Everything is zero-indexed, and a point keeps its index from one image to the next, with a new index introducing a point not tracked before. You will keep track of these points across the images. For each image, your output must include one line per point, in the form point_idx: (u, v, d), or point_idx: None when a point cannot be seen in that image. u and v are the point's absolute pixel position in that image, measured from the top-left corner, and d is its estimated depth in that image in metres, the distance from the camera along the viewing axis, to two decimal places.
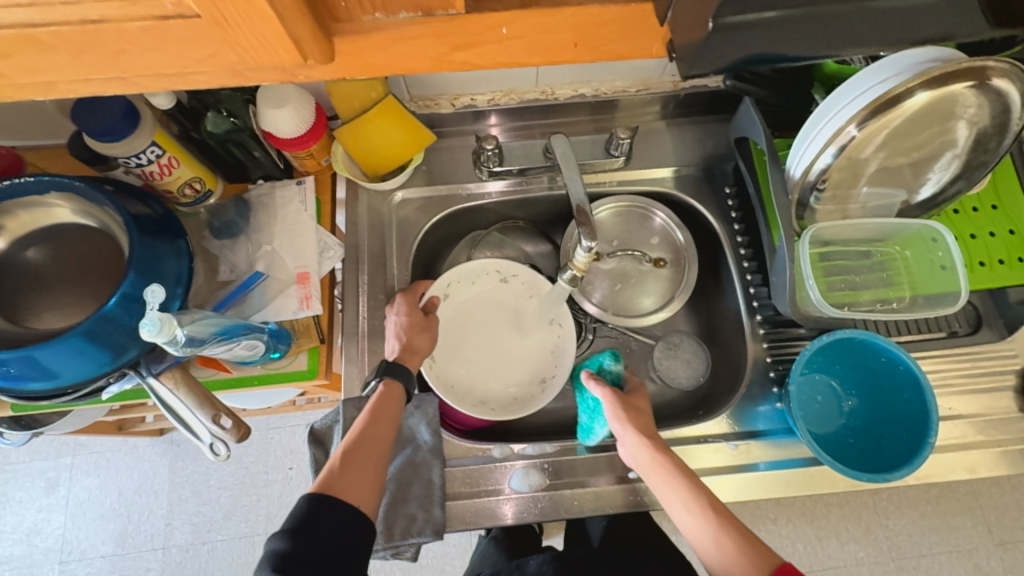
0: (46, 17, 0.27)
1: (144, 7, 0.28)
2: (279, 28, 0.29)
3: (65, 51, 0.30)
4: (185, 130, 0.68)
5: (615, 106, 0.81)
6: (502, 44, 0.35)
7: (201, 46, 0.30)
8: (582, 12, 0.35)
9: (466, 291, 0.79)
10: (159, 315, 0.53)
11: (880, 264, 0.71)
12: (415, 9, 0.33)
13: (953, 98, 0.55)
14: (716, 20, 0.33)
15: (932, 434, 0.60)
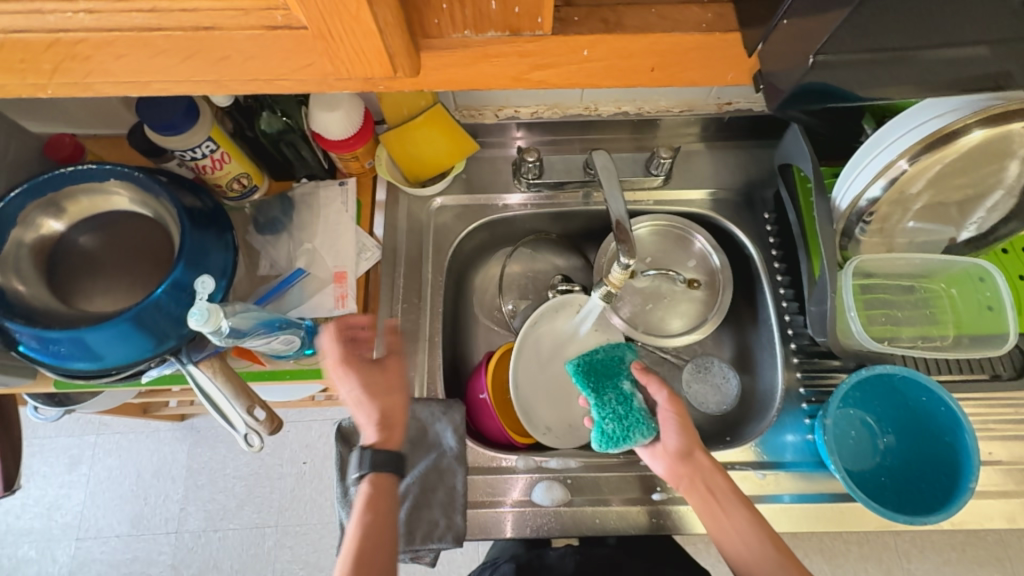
0: (163, 22, 0.30)
1: (256, 18, 0.30)
2: (378, 42, 0.31)
3: (174, 55, 0.32)
4: (239, 128, 0.71)
5: (656, 125, 0.81)
6: (582, 65, 0.36)
7: (299, 56, 0.32)
8: (666, 39, 0.35)
9: (550, 320, 0.76)
10: (208, 306, 0.56)
11: (924, 300, 0.69)
12: (504, 28, 0.34)
13: (1010, 137, 0.54)
14: (817, 57, 0.34)
15: (971, 480, 0.58)
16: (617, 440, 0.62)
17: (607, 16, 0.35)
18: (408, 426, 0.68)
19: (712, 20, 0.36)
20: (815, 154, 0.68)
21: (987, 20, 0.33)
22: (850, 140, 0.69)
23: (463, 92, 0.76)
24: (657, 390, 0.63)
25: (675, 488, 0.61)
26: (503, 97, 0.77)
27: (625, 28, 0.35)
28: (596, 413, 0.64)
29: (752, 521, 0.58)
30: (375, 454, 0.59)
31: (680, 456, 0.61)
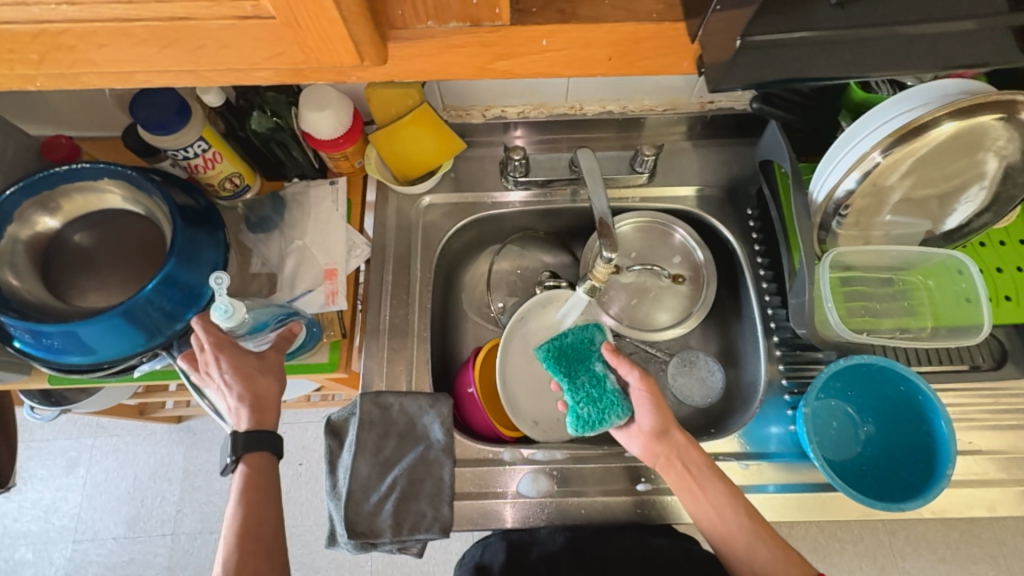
0: (141, 13, 0.31)
1: (227, 8, 0.31)
2: (344, 31, 0.32)
3: (154, 45, 0.33)
4: (231, 129, 0.73)
5: (641, 124, 0.83)
6: (542, 55, 0.38)
7: (271, 46, 0.34)
8: (619, 29, 0.37)
9: (536, 315, 0.77)
10: (231, 301, 0.58)
11: (903, 292, 0.71)
12: (465, 19, 0.35)
13: (983, 129, 0.56)
14: (743, 38, 0.37)
15: (949, 467, 0.60)
16: (593, 424, 0.64)
17: (562, 7, 0.37)
18: (396, 418, 0.69)
19: (660, 10, 0.38)
20: (794, 150, 0.69)
21: None
22: (826, 136, 0.70)
23: (451, 92, 0.78)
24: (628, 372, 0.66)
25: (652, 466, 0.64)
26: (489, 96, 0.79)
27: (579, 19, 0.37)
28: (570, 399, 0.66)
29: (727, 492, 0.61)
30: (248, 434, 0.58)
31: (655, 435, 0.64)
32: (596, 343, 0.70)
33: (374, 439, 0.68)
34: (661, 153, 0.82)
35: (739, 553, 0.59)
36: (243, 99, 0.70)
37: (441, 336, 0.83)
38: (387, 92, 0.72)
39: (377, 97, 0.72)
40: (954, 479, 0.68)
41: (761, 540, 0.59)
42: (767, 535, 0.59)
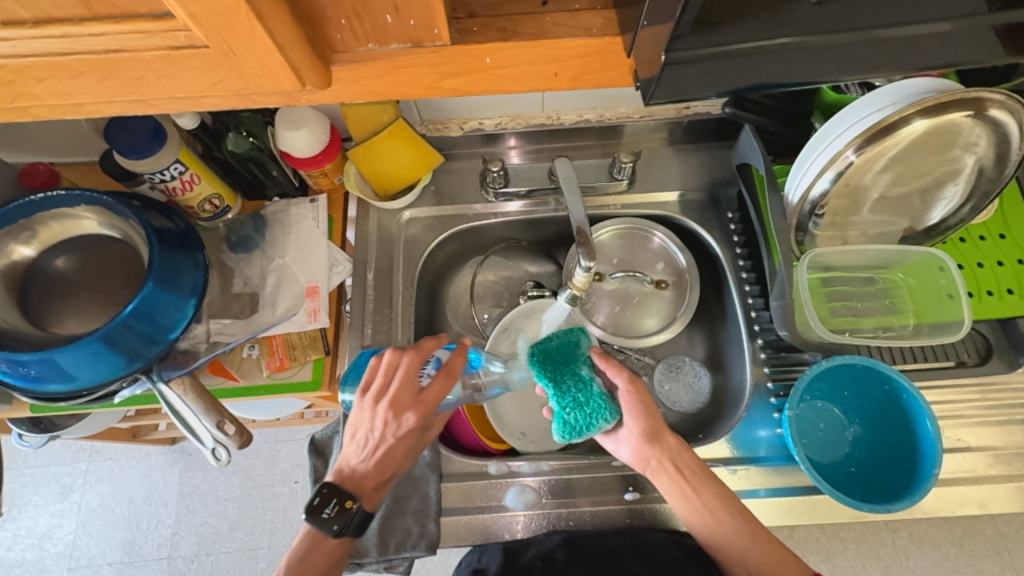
0: (75, 47, 0.31)
1: (159, 39, 0.31)
2: (279, 57, 0.32)
3: (93, 76, 0.33)
4: (208, 150, 0.73)
5: (620, 131, 0.83)
6: (487, 73, 0.38)
7: (211, 73, 0.34)
8: (559, 45, 0.37)
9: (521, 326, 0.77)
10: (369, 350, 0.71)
11: (884, 290, 0.70)
12: (406, 40, 0.35)
13: (954, 127, 0.57)
14: (666, 55, 0.36)
15: (935, 467, 0.59)
16: (579, 429, 0.62)
17: (503, 25, 0.37)
18: None
19: (601, 23, 0.38)
20: (769, 152, 0.70)
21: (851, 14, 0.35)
22: (800, 138, 0.71)
23: (428, 106, 0.78)
24: (616, 374, 0.64)
25: (643, 471, 0.63)
26: (466, 109, 0.79)
27: (519, 36, 0.36)
28: (554, 404, 0.63)
29: (718, 493, 0.60)
30: (364, 490, 0.60)
31: (647, 438, 0.62)
32: (582, 346, 0.67)
33: None
34: (640, 159, 0.82)
35: (734, 557, 0.58)
36: (218, 122, 0.71)
37: None
38: (360, 109, 0.73)
39: (352, 114, 0.74)
40: (943, 477, 0.68)
41: (757, 540, 0.58)
42: (763, 534, 0.58)
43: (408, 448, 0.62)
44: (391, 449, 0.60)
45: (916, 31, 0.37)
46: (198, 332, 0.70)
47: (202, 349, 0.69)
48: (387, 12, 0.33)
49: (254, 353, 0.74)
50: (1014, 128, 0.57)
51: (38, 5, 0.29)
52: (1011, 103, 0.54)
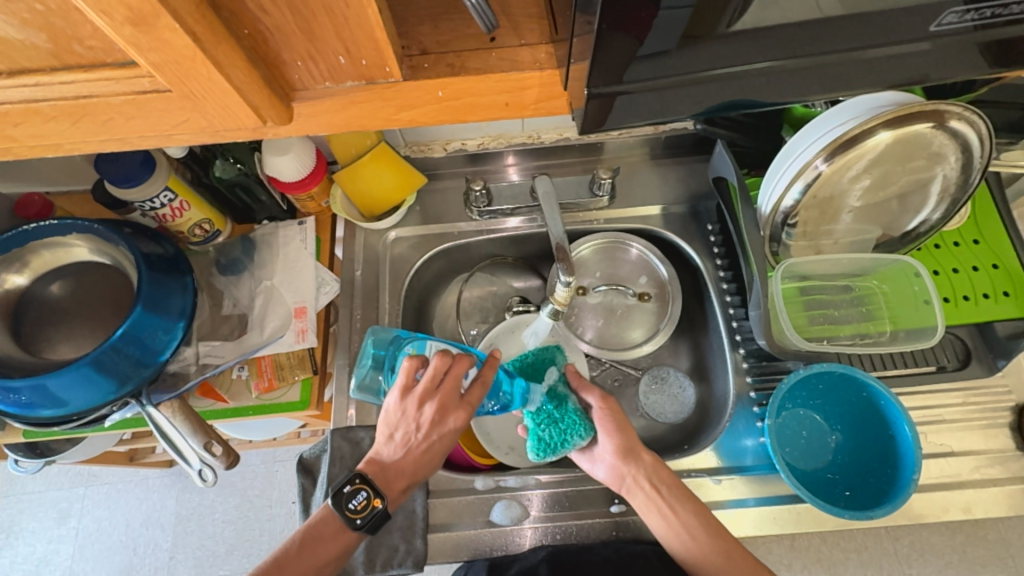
0: (46, 94, 0.33)
1: (124, 84, 0.33)
2: (239, 99, 0.34)
3: (65, 120, 0.35)
4: (197, 177, 0.76)
5: (600, 148, 0.85)
6: (440, 104, 0.40)
7: (176, 114, 0.36)
8: (505, 78, 0.39)
9: (506, 340, 0.79)
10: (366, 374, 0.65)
11: (860, 298, 0.72)
12: (359, 78, 0.37)
13: (915, 138, 0.58)
14: (589, 90, 0.38)
15: (914, 473, 0.60)
16: (554, 445, 0.64)
17: (452, 61, 0.38)
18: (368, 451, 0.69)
19: (545, 58, 0.39)
20: (741, 166, 0.71)
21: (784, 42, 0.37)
22: (771, 151, 0.72)
23: (411, 129, 0.80)
24: (589, 393, 0.67)
25: (619, 490, 0.63)
26: (448, 131, 0.81)
27: (467, 70, 0.38)
28: (530, 422, 0.65)
29: (696, 512, 0.60)
30: (395, 488, 0.59)
31: (622, 456, 0.63)
32: (557, 363, 0.70)
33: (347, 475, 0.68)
34: (619, 175, 0.84)
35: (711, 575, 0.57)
36: (207, 150, 0.74)
37: None
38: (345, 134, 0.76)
39: (336, 139, 0.77)
40: (927, 483, 0.68)
41: (735, 559, 0.57)
42: (740, 551, 0.58)
43: (447, 449, 0.61)
44: (429, 449, 0.60)
45: (849, 56, 0.39)
46: (187, 354, 0.71)
47: (192, 372, 0.70)
48: (340, 53, 0.34)
49: (243, 374, 0.75)
50: (974, 136, 0.58)
51: (12, 58, 0.32)
52: (969, 114, 0.56)
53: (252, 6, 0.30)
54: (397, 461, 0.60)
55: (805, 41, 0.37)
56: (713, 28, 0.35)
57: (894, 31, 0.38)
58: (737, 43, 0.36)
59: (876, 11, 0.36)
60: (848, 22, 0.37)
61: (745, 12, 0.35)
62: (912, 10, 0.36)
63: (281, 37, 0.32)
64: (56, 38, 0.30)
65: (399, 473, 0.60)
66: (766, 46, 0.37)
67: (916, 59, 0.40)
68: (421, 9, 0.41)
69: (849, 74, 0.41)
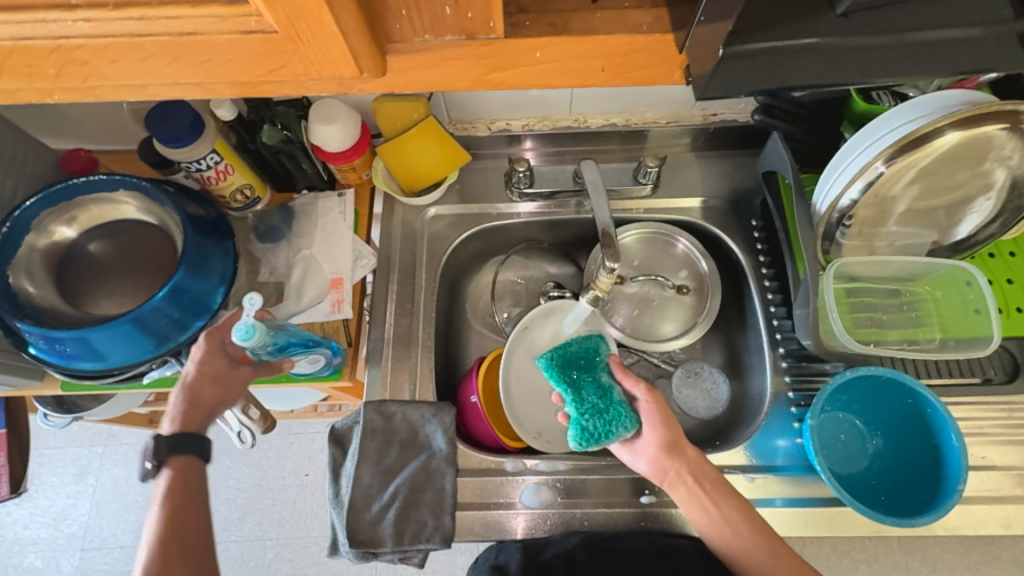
0: (151, 29, 0.33)
1: (231, 23, 0.33)
2: (343, 44, 0.34)
3: (162, 58, 0.35)
4: (242, 141, 0.75)
5: (644, 136, 0.83)
6: (535, 67, 0.39)
7: (274, 58, 0.35)
8: (610, 40, 0.38)
9: (540, 325, 0.77)
10: (254, 323, 0.59)
11: (909, 303, 0.70)
12: (460, 32, 0.36)
13: (986, 139, 0.56)
14: (726, 47, 0.36)
15: (960, 483, 0.59)
16: (597, 436, 0.63)
17: (553, 20, 0.38)
18: (400, 427, 0.69)
19: (651, 21, 0.39)
20: (796, 161, 0.69)
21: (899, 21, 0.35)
22: (828, 147, 0.71)
23: (456, 106, 0.79)
24: (634, 386, 0.67)
25: (660, 484, 0.63)
26: (494, 110, 0.80)
27: (571, 31, 0.37)
28: (574, 411, 0.65)
29: (739, 505, 0.60)
30: (173, 438, 0.59)
31: (665, 450, 0.63)
32: (600, 354, 0.70)
33: (376, 447, 0.68)
34: (664, 164, 0.82)
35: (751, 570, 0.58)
36: (254, 114, 0.73)
37: (446, 346, 0.83)
38: (391, 106, 0.75)
39: (382, 111, 0.76)
40: (967, 495, 0.67)
41: (776, 552, 0.59)
42: (784, 546, 0.59)
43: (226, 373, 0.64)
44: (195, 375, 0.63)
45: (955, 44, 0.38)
46: None
47: None
48: (447, 3, 0.34)
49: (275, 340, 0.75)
50: None
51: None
52: None
53: None
54: (174, 420, 0.61)
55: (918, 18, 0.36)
56: None
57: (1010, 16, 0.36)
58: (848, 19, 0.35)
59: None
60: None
61: None
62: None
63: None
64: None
65: (182, 427, 0.61)
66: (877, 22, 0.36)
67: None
68: None
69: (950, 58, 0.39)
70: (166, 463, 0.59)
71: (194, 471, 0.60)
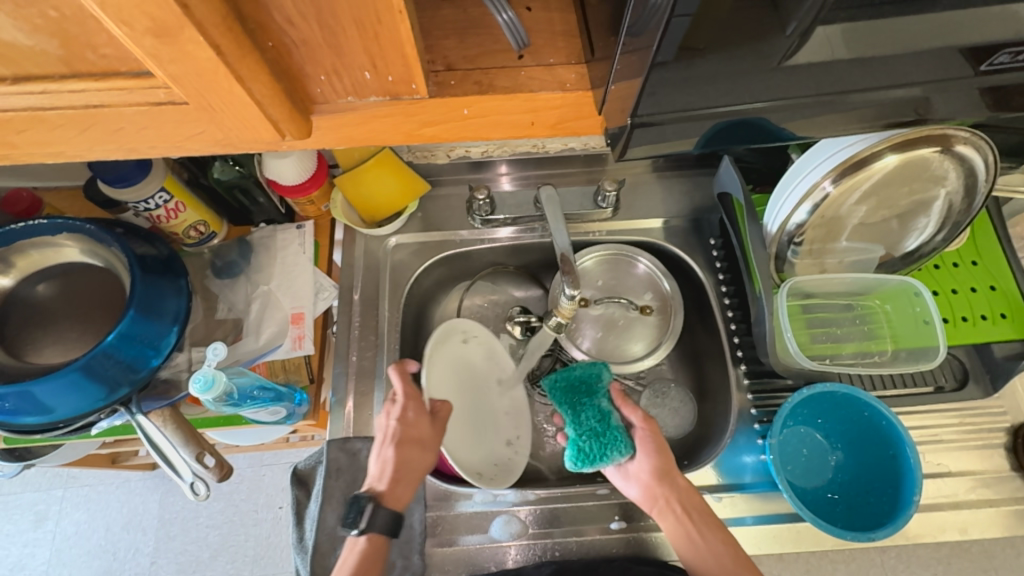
0: (53, 102, 0.36)
1: (140, 97, 0.35)
2: (260, 114, 0.36)
3: (71, 128, 0.38)
4: (195, 177, 0.73)
5: (605, 159, 0.85)
6: (465, 121, 0.42)
7: (191, 126, 0.38)
8: (532, 98, 0.41)
9: (450, 350, 0.69)
10: (211, 373, 0.59)
11: (862, 316, 0.72)
12: (384, 94, 0.38)
13: (920, 161, 0.59)
14: (633, 117, 0.38)
15: (915, 493, 0.61)
16: (592, 458, 0.64)
17: (479, 79, 0.41)
18: (366, 464, 0.68)
19: (574, 78, 0.42)
20: (746, 182, 0.72)
21: (808, 77, 0.37)
22: (776, 167, 0.73)
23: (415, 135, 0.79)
24: (632, 411, 0.68)
25: (649, 511, 0.62)
26: None
27: (495, 89, 0.40)
28: (573, 432, 0.66)
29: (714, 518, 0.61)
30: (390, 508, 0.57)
31: (656, 478, 0.63)
32: (603, 379, 0.71)
33: (342, 487, 0.67)
34: (623, 186, 0.83)
35: None
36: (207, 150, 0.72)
37: None
38: None
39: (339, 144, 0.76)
40: (925, 502, 0.68)
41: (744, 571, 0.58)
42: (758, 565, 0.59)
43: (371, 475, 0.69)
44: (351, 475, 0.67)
45: (865, 98, 0.39)
46: (180, 360, 0.70)
47: (184, 377, 0.69)
48: (366, 69, 0.36)
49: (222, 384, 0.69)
50: (979, 161, 0.59)
51: (19, 63, 0.34)
52: (976, 138, 0.57)
53: (279, 19, 0.31)
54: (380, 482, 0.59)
55: (827, 77, 0.37)
56: (731, 59, 0.34)
57: (914, 73, 0.38)
58: (760, 74, 0.36)
59: (899, 55, 0.36)
60: (875, 60, 0.36)
61: (776, 41, 0.33)
62: (929, 52, 0.36)
63: (306, 49, 0.34)
64: (69, 44, 0.32)
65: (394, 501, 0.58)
66: (790, 84, 0.37)
67: (926, 99, 0.41)
68: (448, 24, 0.44)
69: (866, 108, 0.41)
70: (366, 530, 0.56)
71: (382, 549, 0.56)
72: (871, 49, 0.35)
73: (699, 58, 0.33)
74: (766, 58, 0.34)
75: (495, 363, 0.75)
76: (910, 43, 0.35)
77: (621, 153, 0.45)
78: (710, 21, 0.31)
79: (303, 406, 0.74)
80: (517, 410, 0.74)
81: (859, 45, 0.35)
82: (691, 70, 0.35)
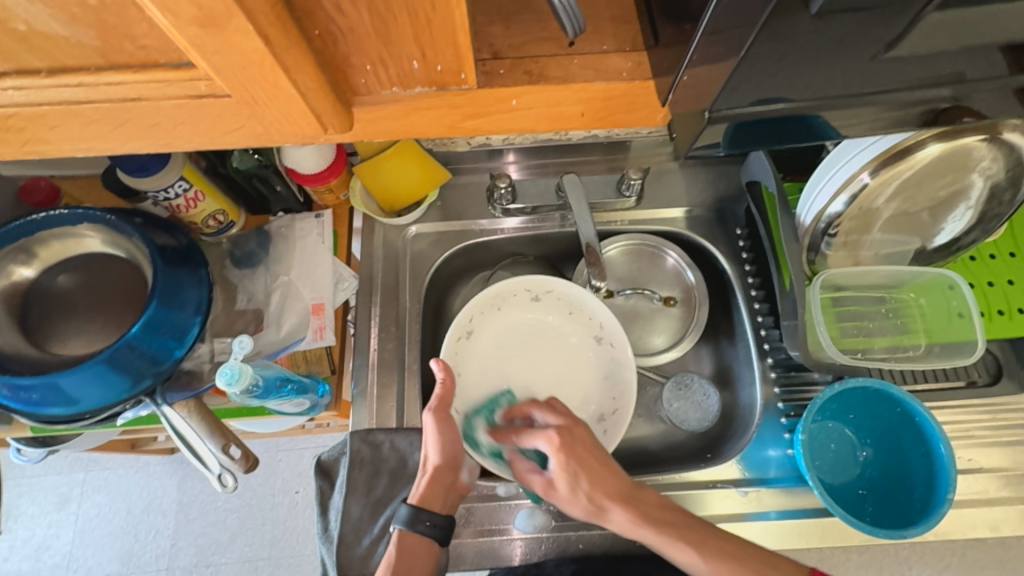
0: (90, 95, 0.35)
1: (179, 89, 0.35)
2: (303, 105, 0.36)
3: (106, 123, 0.37)
4: (213, 165, 0.72)
5: (627, 147, 0.83)
6: (512, 113, 0.40)
7: (230, 120, 0.38)
8: (588, 87, 0.39)
9: (519, 309, 0.75)
10: (238, 367, 0.59)
11: (894, 310, 0.70)
12: (430, 84, 0.38)
13: (968, 150, 0.56)
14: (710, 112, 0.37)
15: (950, 491, 0.59)
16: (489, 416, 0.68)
17: (529, 68, 0.39)
18: (388, 457, 0.68)
19: (630, 68, 0.40)
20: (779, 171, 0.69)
21: (874, 71, 0.34)
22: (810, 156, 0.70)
23: None
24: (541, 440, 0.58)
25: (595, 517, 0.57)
26: None
27: (547, 78, 0.39)
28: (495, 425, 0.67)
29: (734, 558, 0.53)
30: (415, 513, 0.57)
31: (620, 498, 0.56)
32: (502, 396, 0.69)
33: (365, 479, 0.67)
34: (647, 176, 0.81)
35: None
36: None
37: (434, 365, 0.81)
38: None
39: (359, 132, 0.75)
40: (955, 500, 0.67)
41: None
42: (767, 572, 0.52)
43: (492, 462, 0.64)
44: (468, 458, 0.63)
45: (929, 88, 0.37)
46: (202, 351, 0.70)
47: (206, 370, 0.69)
48: (414, 58, 0.35)
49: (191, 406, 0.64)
50: None
51: (54, 56, 0.33)
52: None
53: (328, 6, 0.30)
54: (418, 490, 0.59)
55: (895, 72, 0.35)
56: (793, 55, 0.32)
57: (984, 63, 0.35)
58: (824, 69, 0.34)
59: (975, 45, 0.34)
60: (947, 51, 0.34)
61: (843, 38, 0.31)
62: (1007, 41, 0.34)
63: (352, 38, 0.33)
64: (106, 35, 0.32)
65: (424, 501, 0.59)
66: (856, 79, 0.35)
67: (998, 86, 0.38)
68: (491, 10, 0.42)
69: (926, 99, 0.39)
70: (399, 532, 0.57)
71: (425, 550, 0.58)
72: (947, 41, 0.33)
73: (759, 53, 0.31)
74: (830, 53, 0.32)
75: (586, 319, 0.73)
76: (989, 33, 0.33)
77: (683, 147, 0.44)
78: (780, 14, 0.29)
79: (325, 397, 0.74)
80: (614, 374, 0.72)
81: (933, 38, 0.32)
82: (758, 68, 0.33)
